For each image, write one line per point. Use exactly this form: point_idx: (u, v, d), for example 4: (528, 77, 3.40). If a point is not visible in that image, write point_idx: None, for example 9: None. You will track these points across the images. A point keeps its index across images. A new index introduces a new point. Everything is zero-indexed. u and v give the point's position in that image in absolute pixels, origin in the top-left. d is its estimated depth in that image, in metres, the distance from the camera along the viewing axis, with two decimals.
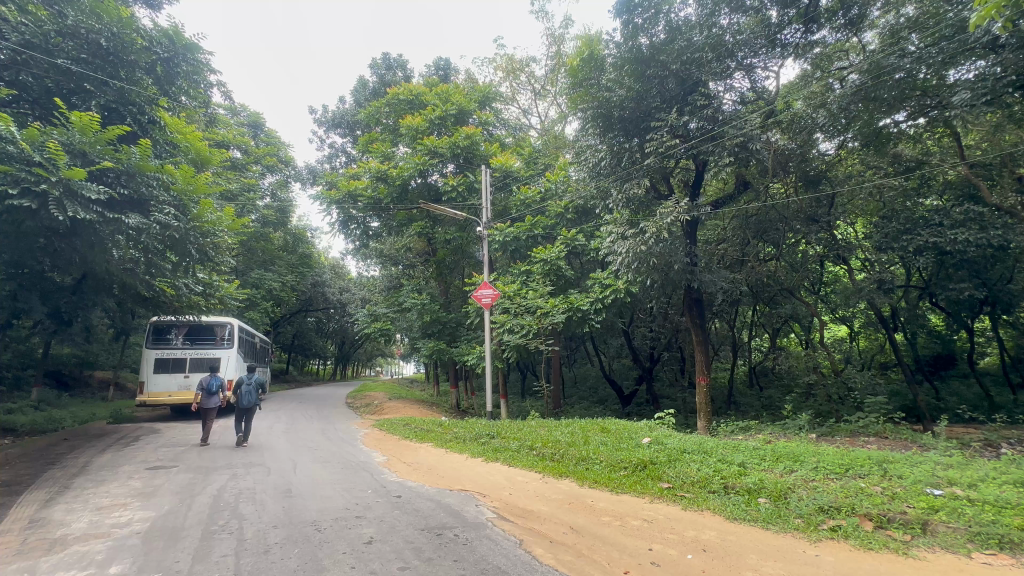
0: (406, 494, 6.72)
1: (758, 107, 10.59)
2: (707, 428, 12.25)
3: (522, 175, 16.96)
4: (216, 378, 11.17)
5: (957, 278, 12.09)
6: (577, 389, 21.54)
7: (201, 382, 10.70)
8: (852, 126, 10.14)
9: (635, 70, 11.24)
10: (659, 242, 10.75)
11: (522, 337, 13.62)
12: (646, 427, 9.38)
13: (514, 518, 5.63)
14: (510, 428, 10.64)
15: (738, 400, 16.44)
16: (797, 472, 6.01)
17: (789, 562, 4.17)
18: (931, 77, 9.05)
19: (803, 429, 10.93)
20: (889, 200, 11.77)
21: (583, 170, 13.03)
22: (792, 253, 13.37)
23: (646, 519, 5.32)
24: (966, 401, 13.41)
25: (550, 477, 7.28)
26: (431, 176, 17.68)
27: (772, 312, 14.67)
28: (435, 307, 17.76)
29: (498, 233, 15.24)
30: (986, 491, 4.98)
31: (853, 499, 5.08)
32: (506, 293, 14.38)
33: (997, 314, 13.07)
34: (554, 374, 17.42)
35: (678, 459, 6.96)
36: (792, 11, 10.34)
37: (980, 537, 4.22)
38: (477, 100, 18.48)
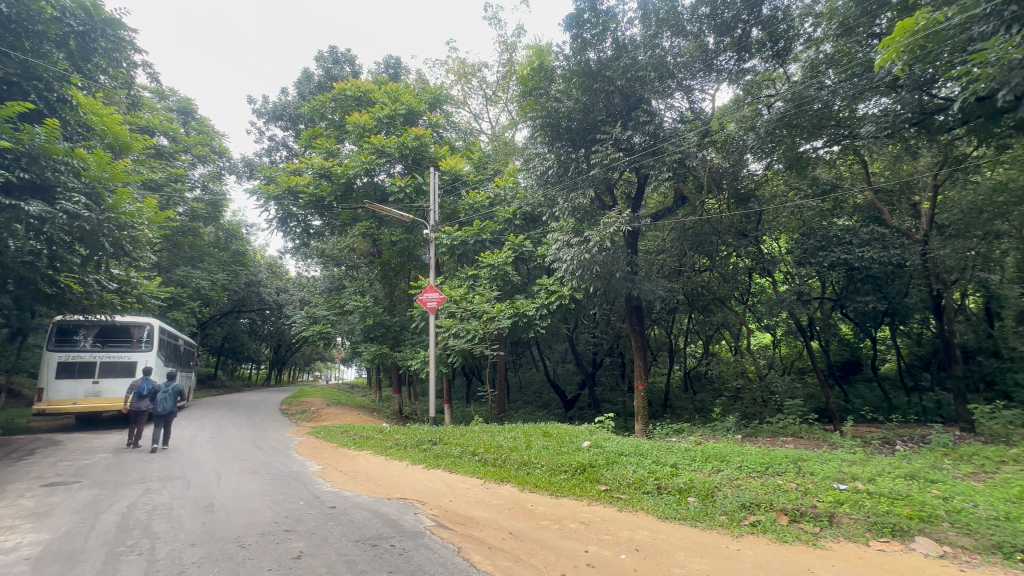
0: (341, 504, 6.45)
1: (695, 127, 11.28)
2: (644, 431, 12.70)
3: (471, 179, 16.74)
4: (149, 382, 10.53)
5: (864, 292, 13.40)
6: (522, 394, 21.72)
7: (133, 385, 10.39)
8: (777, 149, 10.80)
9: (583, 83, 11.58)
10: (601, 250, 11.13)
11: (467, 342, 13.59)
12: (586, 431, 9.60)
13: (454, 525, 5.56)
14: (453, 433, 10.50)
15: (673, 404, 17.30)
16: (723, 471, 6.37)
17: (714, 557, 4.41)
18: (844, 108, 9.91)
19: (730, 430, 11.71)
20: (808, 218, 12.92)
21: (531, 177, 13.26)
22: (724, 264, 14.00)
23: (583, 521, 5.43)
24: (869, 403, 14.89)
25: (492, 482, 7.27)
26: (378, 176, 17.23)
27: (706, 320, 15.50)
28: (379, 310, 17.35)
29: (445, 236, 15.14)
30: (883, 484, 5.52)
31: (771, 495, 5.43)
32: (452, 297, 14.28)
33: (894, 324, 14.66)
34: (499, 379, 17.43)
35: (615, 461, 7.17)
36: (727, 39, 11.17)
37: (877, 526, 4.66)
38: (427, 101, 18.24)
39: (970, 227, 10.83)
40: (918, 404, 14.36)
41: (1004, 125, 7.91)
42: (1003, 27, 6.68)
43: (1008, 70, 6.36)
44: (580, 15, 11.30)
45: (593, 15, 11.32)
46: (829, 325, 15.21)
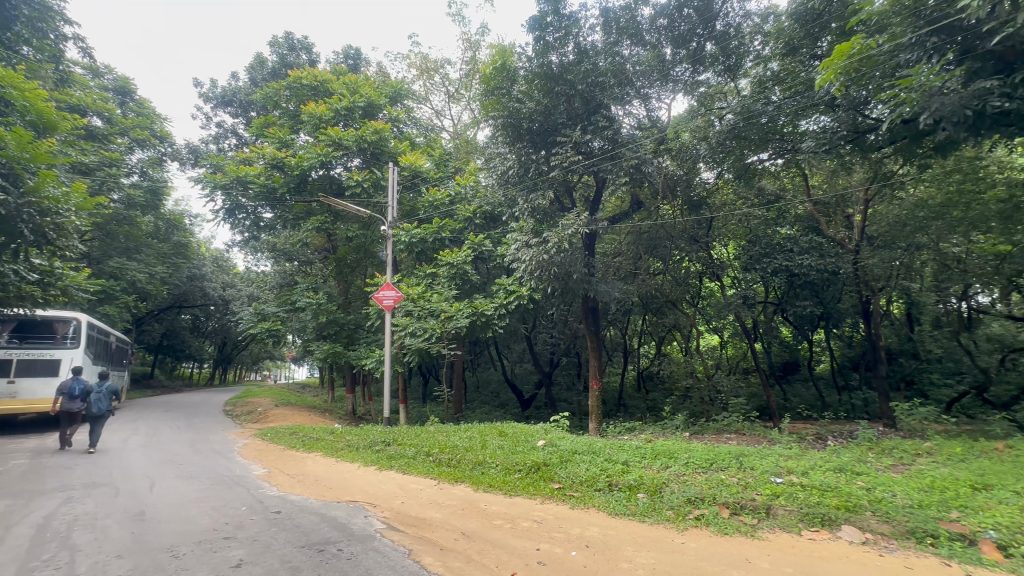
0: (286, 509, 6.18)
1: (651, 135, 11.69)
2: (598, 429, 12.93)
3: (431, 176, 16.47)
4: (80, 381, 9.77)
5: (803, 297, 14.25)
6: (479, 394, 21.67)
7: (62, 386, 9.60)
8: (727, 160, 11.47)
9: (544, 85, 11.72)
10: (559, 251, 11.30)
11: (424, 341, 13.41)
12: (542, 430, 9.70)
13: (406, 527, 5.46)
14: (408, 434, 10.31)
15: (627, 403, 17.81)
16: (671, 468, 6.60)
17: (660, 551, 4.56)
18: (788, 123, 10.49)
19: (678, 428, 12.14)
20: (754, 226, 13.57)
21: (492, 177, 13.24)
22: (677, 268, 14.43)
23: (535, 520, 5.47)
24: (805, 402, 15.94)
25: (445, 483, 7.18)
26: (335, 169, 16.73)
27: (658, 321, 16.00)
28: (332, 307, 16.83)
29: (404, 233, 14.89)
30: (815, 477, 5.89)
31: (715, 489, 5.67)
32: (409, 295, 14.08)
33: (828, 328, 15.68)
34: (456, 379, 17.27)
35: (569, 460, 7.27)
36: (683, 51, 11.68)
37: (808, 516, 4.96)
38: (387, 95, 17.85)
39: (895, 239, 11.92)
40: (848, 401, 15.50)
41: (925, 146, 8.64)
42: (926, 55, 7.29)
43: (927, 96, 6.99)
44: (543, 18, 11.41)
45: (557, 19, 11.45)
46: (771, 328, 16.04)
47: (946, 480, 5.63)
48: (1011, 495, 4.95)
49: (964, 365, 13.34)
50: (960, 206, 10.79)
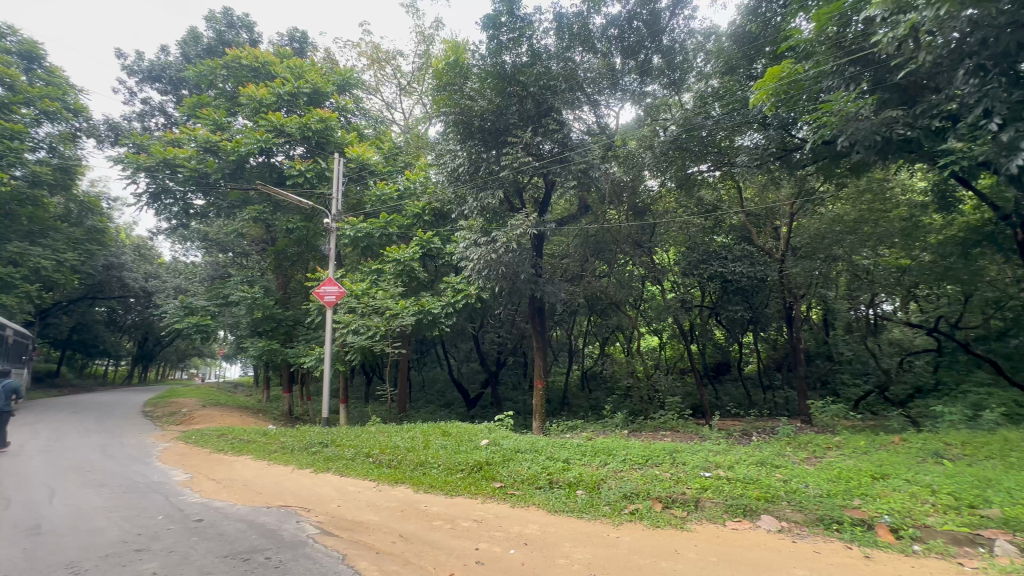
0: (210, 517, 5.79)
1: (599, 141, 12.08)
2: (542, 428, 13.07)
3: (379, 170, 15.97)
4: None
5: (735, 303, 15.16)
6: (425, 393, 21.34)
7: None
8: (670, 170, 11.78)
9: (496, 85, 11.75)
10: (508, 251, 11.33)
11: (367, 339, 13.00)
12: (487, 429, 9.73)
13: (341, 532, 5.27)
14: (347, 435, 9.94)
15: (571, 401, 18.24)
16: (609, 465, 6.80)
17: (595, 545, 4.69)
18: (726, 138, 11.12)
19: (618, 425, 12.57)
20: (694, 234, 14.25)
21: (442, 173, 13.07)
22: (621, 271, 14.98)
23: (476, 519, 5.45)
24: (734, 400, 17.12)
25: (385, 484, 7.01)
26: (276, 156, 15.90)
27: (603, 322, 16.61)
28: (269, 303, 15.95)
29: (349, 227, 14.41)
30: (739, 471, 6.29)
31: (649, 485, 5.92)
32: (353, 292, 13.65)
33: (756, 332, 16.64)
34: (400, 378, 16.85)
35: (511, 459, 7.30)
36: (632, 62, 12.11)
37: (732, 507, 5.28)
38: (335, 83, 17.15)
39: (816, 250, 12.38)
40: (771, 400, 16.86)
41: (842, 167, 9.48)
42: (845, 84, 7.97)
43: (844, 121, 7.64)
44: (497, 18, 11.43)
45: (510, 20, 11.50)
46: (705, 331, 16.87)
47: (851, 471, 6.20)
48: (904, 483, 5.52)
49: (869, 367, 14.69)
50: (870, 222, 11.97)
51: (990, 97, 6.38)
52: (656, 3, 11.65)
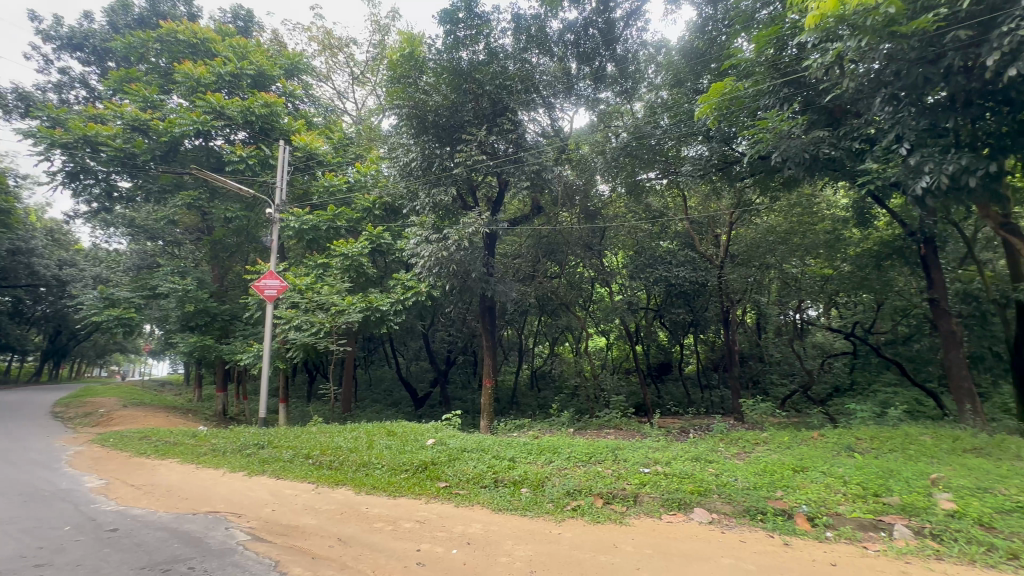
0: (126, 526, 5.34)
1: (554, 143, 12.25)
2: (489, 427, 13.07)
3: (328, 161, 15.34)
4: None
5: (677, 305, 15.77)
6: (371, 392, 20.81)
7: None
8: (620, 176, 12.52)
9: (452, 81, 11.63)
10: (459, 249, 11.22)
11: (310, 336, 12.48)
12: (433, 428, 9.61)
13: (274, 538, 5.02)
14: (284, 436, 9.49)
15: (519, 400, 18.38)
16: (554, 463, 6.91)
17: (537, 542, 4.75)
18: (673, 148, 11.65)
19: (565, 424, 12.79)
20: (641, 239, 14.75)
21: (394, 167, 12.78)
22: (572, 273, 15.30)
23: (418, 520, 5.37)
24: (674, 398, 17.96)
25: (324, 487, 6.75)
26: (215, 140, 14.95)
27: (553, 322, 16.90)
28: (203, 295, 14.95)
29: (294, 218, 13.78)
30: (676, 466, 6.59)
31: (591, 481, 6.07)
32: (297, 286, 13.08)
33: (696, 334, 17.41)
34: (345, 376, 16.30)
35: (457, 458, 7.26)
36: (587, 69, 12.33)
37: (668, 501, 5.52)
38: (282, 67, 16.32)
39: (751, 258, 13.35)
40: (708, 399, 17.79)
41: (776, 181, 10.14)
42: (779, 103, 8.57)
43: (778, 138, 8.19)
44: (454, 13, 11.30)
45: (468, 16, 11.39)
46: (650, 332, 17.49)
47: (775, 465, 6.64)
48: (820, 475, 5.99)
49: None
50: (799, 234, 12.93)
51: (901, 124, 7.01)
52: (612, 12, 11.92)
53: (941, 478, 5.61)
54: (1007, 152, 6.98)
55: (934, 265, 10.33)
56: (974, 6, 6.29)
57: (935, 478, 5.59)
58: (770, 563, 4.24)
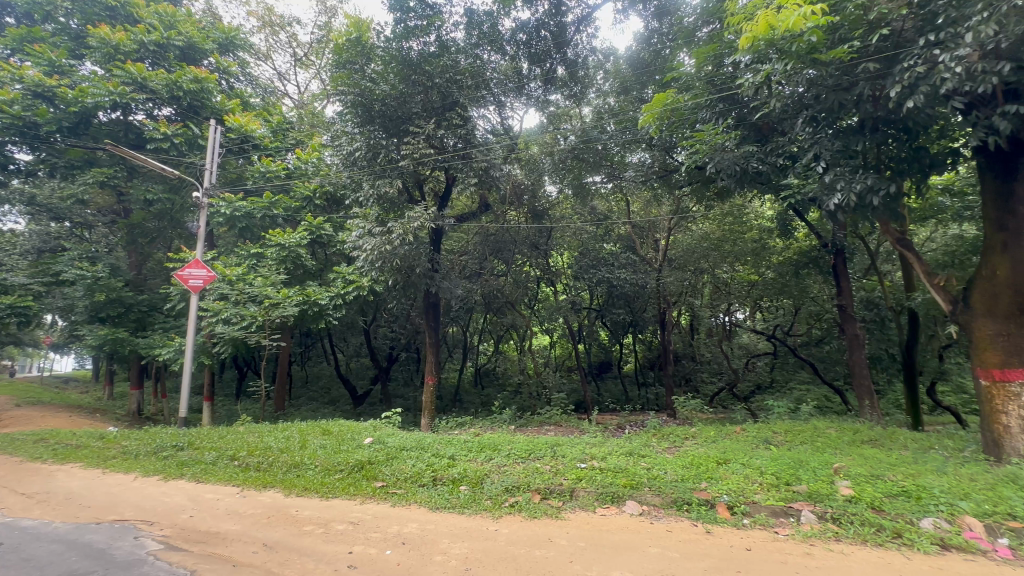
0: (14, 539, 4.78)
1: (503, 141, 12.25)
2: (430, 425, 12.89)
3: (265, 145, 14.46)
4: None
5: (618, 306, 16.27)
6: (307, 390, 19.94)
7: None
8: (567, 178, 13.27)
9: (400, 71, 11.36)
10: (403, 244, 10.94)
11: (240, 330, 11.74)
12: (371, 427, 9.31)
13: (191, 546, 4.68)
14: (207, 436, 8.87)
15: (462, 398, 18.31)
16: (494, 460, 6.93)
17: (473, 540, 4.75)
18: (619, 154, 12.29)
19: (506, 421, 12.87)
20: (586, 241, 15.09)
21: (337, 156, 12.28)
22: (518, 271, 15.44)
23: (351, 521, 5.20)
24: (612, 395, 18.58)
25: (250, 490, 6.37)
26: (135, 115, 13.69)
27: (499, 320, 16.90)
28: (116, 284, 13.64)
29: (224, 204, 12.88)
30: (611, 461, 6.82)
31: (530, 477, 6.15)
32: (226, 276, 12.25)
33: (635, 334, 18.03)
34: (278, 373, 15.47)
35: (396, 457, 7.10)
36: (538, 69, 12.46)
37: (603, 495, 5.70)
38: (215, 41, 15.17)
39: (687, 262, 14.03)
40: (644, 396, 18.52)
41: (710, 191, 10.75)
42: (715, 117, 9.13)
43: (713, 150, 8.79)
44: (405, 2, 11.04)
45: (419, 6, 11.19)
46: (592, 331, 17.96)
47: (702, 458, 7.04)
48: (741, 466, 6.43)
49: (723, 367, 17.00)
50: (730, 241, 13.74)
51: (819, 144, 7.64)
52: (563, 17, 12.09)
53: (843, 467, 6.18)
54: (905, 174, 7.81)
55: (843, 275, 11.39)
56: (882, 42, 6.96)
57: (837, 467, 6.16)
58: (693, 549, 4.50)
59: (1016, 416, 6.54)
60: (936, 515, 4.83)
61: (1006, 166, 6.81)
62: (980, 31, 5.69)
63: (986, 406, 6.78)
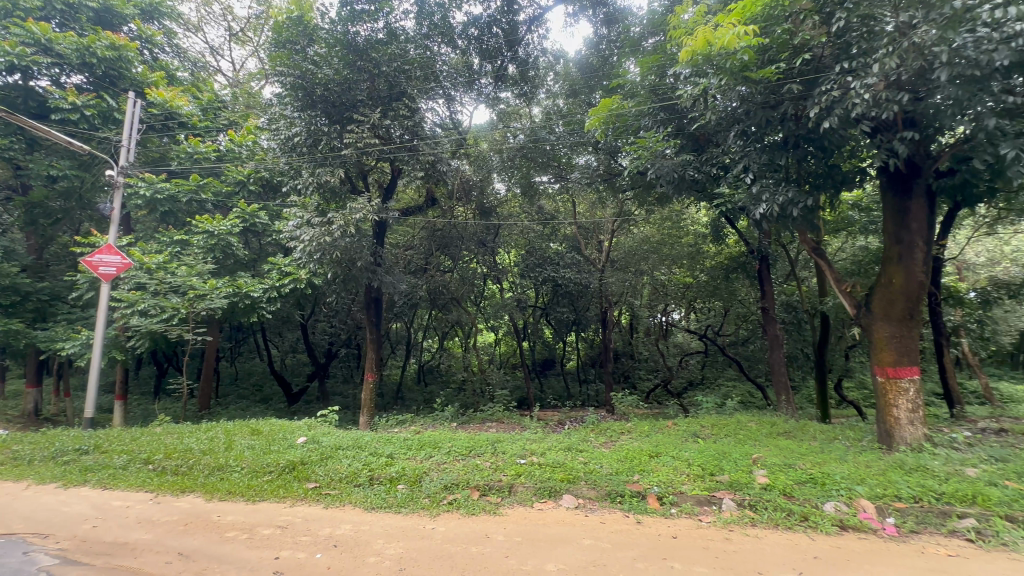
0: None
1: (451, 135, 12.09)
2: (368, 423, 12.53)
3: (193, 124, 13.40)
4: None
5: (562, 305, 16.54)
6: (237, 387, 18.77)
7: None
8: (515, 176, 13.42)
9: (345, 55, 10.91)
10: (344, 236, 10.52)
11: (160, 323, 10.85)
12: (305, 426, 8.90)
13: (92, 559, 4.26)
14: (117, 438, 8.11)
15: (404, 396, 17.99)
16: (433, 458, 6.84)
17: (408, 539, 4.67)
18: (565, 156, 12.59)
19: (448, 418, 12.76)
20: (533, 239, 15.25)
21: (274, 140, 11.59)
22: (465, 268, 15.36)
23: (279, 525, 4.95)
24: (554, 393, 18.95)
25: (166, 495, 5.90)
26: (37, 81, 12.26)
27: (443, 317, 16.70)
28: (11, 269, 12.12)
29: (144, 185, 11.81)
30: (550, 456, 6.95)
31: (469, 474, 6.14)
32: (144, 265, 11.24)
33: (577, 333, 18.37)
34: (204, 369, 14.42)
35: (330, 457, 6.83)
36: (489, 66, 12.42)
37: (540, 490, 5.80)
38: (137, 6, 13.85)
39: (629, 264, 14.54)
40: (584, 393, 19.03)
41: (651, 197, 11.22)
42: (656, 125, 9.55)
43: (654, 157, 9.27)
44: None
45: None
46: (536, 329, 18.18)
47: (635, 451, 7.34)
48: (671, 459, 6.78)
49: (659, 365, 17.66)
50: (668, 245, 14.39)
51: (749, 157, 8.17)
52: (515, 15, 12.13)
53: (760, 457, 6.67)
54: (821, 189, 8.51)
55: (767, 280, 12.27)
56: (805, 66, 7.55)
57: (756, 458, 6.64)
58: (623, 540, 4.68)
59: (904, 409, 7.35)
60: (837, 499, 5.33)
61: (903, 187, 7.61)
62: (885, 63, 6.31)
63: (881, 400, 7.58)
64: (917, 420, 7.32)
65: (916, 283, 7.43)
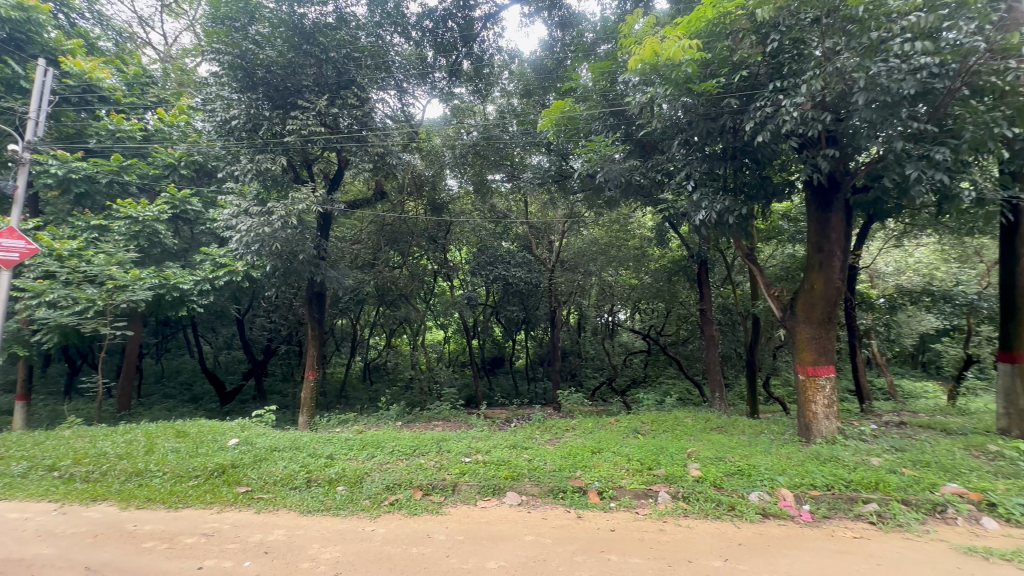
0: None
1: (403, 128, 11.79)
2: (308, 423, 12.01)
3: (116, 99, 12.29)
4: None
5: (512, 303, 16.57)
6: (162, 385, 17.44)
7: None
8: (468, 172, 13.27)
9: (290, 38, 10.38)
10: (285, 227, 9.99)
11: (72, 315, 9.88)
12: (238, 427, 8.40)
13: None
14: (17, 443, 7.29)
15: (348, 394, 17.42)
16: (376, 458, 6.66)
17: (346, 542, 4.52)
18: (519, 155, 12.67)
19: (393, 417, 12.47)
20: (484, 237, 15.12)
21: (208, 122, 10.82)
22: (414, 264, 15.07)
23: (204, 533, 4.64)
24: (502, 391, 19.02)
25: (74, 505, 5.37)
26: None
27: (391, 313, 16.34)
28: None
29: (56, 163, 10.71)
30: (495, 454, 6.97)
31: (412, 474, 6.04)
32: (55, 252, 10.17)
33: (526, 331, 18.45)
34: (124, 367, 13.26)
35: (264, 459, 6.49)
36: (443, 60, 12.24)
37: (484, 488, 5.79)
38: None
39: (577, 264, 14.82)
40: (531, 391, 19.22)
41: (600, 200, 11.50)
42: (606, 129, 9.81)
43: (603, 160, 9.52)
44: None
45: None
46: (485, 327, 18.15)
47: (579, 448, 7.50)
48: (612, 455, 6.98)
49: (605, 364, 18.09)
50: (615, 247, 14.82)
51: (691, 165, 8.56)
52: (471, 11, 12.04)
53: (694, 451, 7.02)
54: (755, 198, 9.06)
55: (705, 283, 12.92)
56: (742, 82, 8.02)
57: (691, 452, 6.97)
58: (564, 534, 4.77)
59: (821, 404, 8.00)
60: (761, 489, 5.71)
61: (825, 200, 8.27)
62: (812, 85, 6.82)
63: (802, 396, 8.20)
64: (832, 415, 7.99)
65: (834, 289, 8.09)
